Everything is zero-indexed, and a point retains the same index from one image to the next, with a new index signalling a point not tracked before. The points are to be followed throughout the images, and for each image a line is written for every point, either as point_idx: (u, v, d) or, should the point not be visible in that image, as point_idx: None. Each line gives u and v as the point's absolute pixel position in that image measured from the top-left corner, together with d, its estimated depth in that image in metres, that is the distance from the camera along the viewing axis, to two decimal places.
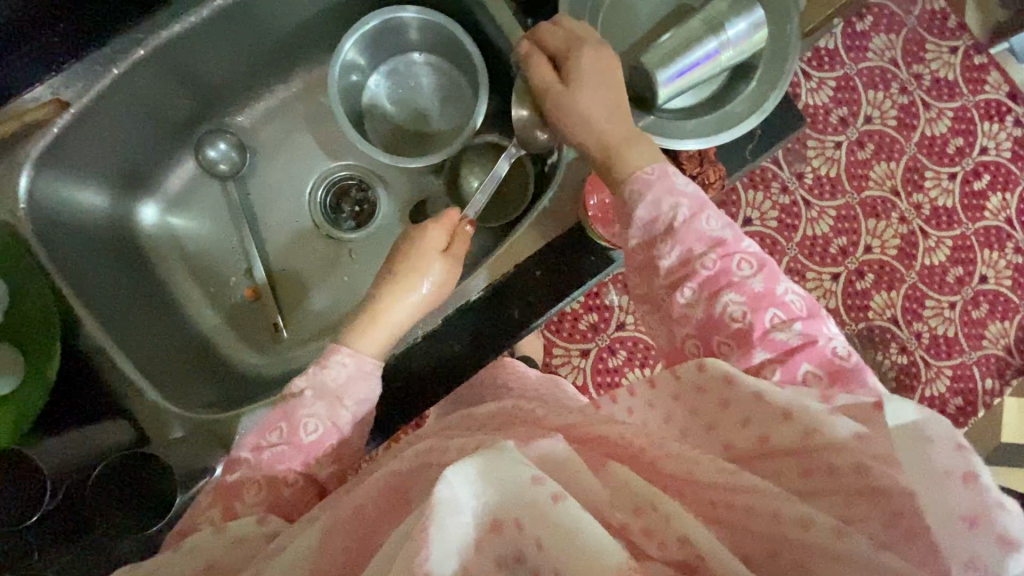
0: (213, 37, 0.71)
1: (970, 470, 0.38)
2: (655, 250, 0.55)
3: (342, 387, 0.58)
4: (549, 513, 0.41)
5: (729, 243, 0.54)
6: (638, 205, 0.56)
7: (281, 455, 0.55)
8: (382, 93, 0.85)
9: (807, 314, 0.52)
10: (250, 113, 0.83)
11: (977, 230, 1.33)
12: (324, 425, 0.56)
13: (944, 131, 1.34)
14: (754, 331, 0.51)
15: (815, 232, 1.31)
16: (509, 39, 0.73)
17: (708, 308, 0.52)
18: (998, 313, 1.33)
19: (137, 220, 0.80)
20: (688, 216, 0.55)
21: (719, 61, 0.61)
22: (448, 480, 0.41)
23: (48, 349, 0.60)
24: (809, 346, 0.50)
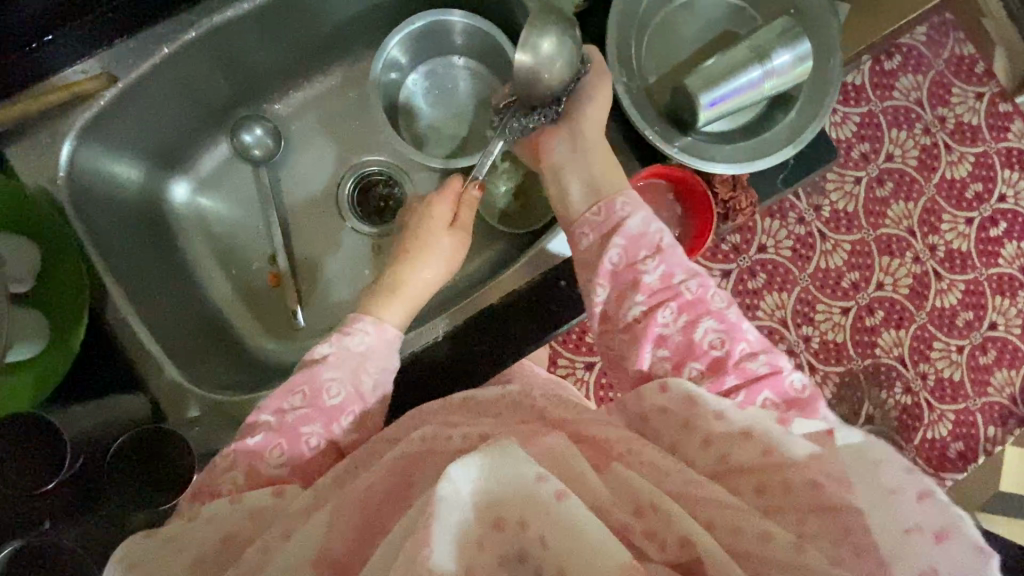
0: (263, 25, 0.72)
1: (923, 488, 0.42)
2: (639, 266, 0.57)
3: (366, 356, 0.60)
4: (555, 512, 0.41)
5: (705, 275, 0.58)
6: (630, 216, 0.59)
7: (304, 418, 0.56)
8: (419, 94, 0.86)
9: (769, 348, 0.55)
10: (289, 102, 0.84)
11: (990, 276, 1.34)
12: (348, 390, 0.58)
13: (964, 176, 1.34)
14: (728, 357, 0.53)
15: (829, 265, 1.31)
16: None
17: (686, 331, 0.54)
18: (1005, 361, 1.33)
19: (167, 197, 0.81)
20: (672, 241, 0.59)
21: (761, 89, 0.62)
22: (450, 477, 0.42)
23: (75, 320, 0.61)
24: (773, 376, 0.53)
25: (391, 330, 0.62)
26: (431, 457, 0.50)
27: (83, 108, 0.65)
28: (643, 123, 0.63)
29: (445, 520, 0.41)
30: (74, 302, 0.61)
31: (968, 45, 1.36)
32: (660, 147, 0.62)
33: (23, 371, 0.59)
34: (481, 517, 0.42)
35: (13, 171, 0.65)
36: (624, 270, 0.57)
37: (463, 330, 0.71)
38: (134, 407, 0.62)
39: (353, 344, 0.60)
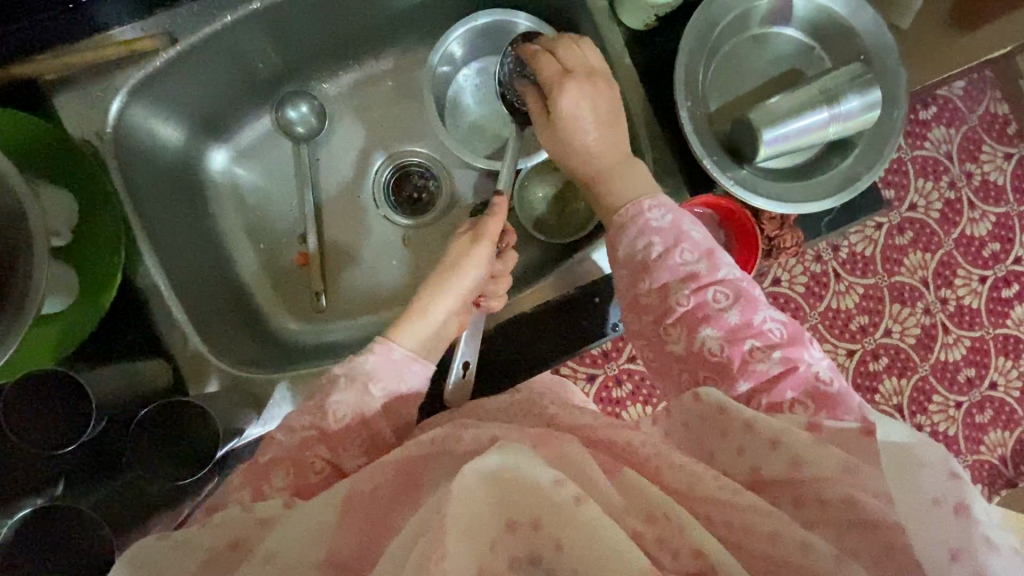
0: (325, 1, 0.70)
1: (961, 501, 0.43)
2: (636, 285, 0.57)
3: (378, 377, 0.57)
4: (573, 516, 0.40)
5: (703, 277, 0.55)
6: (619, 244, 0.59)
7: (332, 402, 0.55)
8: (466, 90, 0.85)
9: (784, 341, 0.52)
10: (338, 82, 0.83)
11: (996, 335, 1.34)
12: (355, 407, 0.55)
13: (984, 234, 1.35)
14: (733, 362, 0.52)
15: (839, 306, 1.31)
16: (612, 58, 0.70)
17: (689, 341, 0.54)
18: (1001, 422, 1.33)
19: (206, 163, 0.79)
20: (662, 251, 0.57)
21: (824, 132, 0.61)
22: (464, 475, 0.41)
23: (107, 280, 0.60)
24: (789, 373, 0.51)
25: (401, 351, 0.59)
26: (440, 458, 0.48)
27: (139, 67, 0.65)
28: (701, 151, 0.62)
29: (456, 516, 0.40)
30: (108, 261, 0.60)
31: (1003, 106, 1.36)
32: (718, 177, 0.61)
33: (50, 326, 0.58)
34: (497, 516, 0.41)
35: (59, 120, 0.64)
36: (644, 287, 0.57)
37: (493, 334, 0.71)
38: (157, 375, 0.62)
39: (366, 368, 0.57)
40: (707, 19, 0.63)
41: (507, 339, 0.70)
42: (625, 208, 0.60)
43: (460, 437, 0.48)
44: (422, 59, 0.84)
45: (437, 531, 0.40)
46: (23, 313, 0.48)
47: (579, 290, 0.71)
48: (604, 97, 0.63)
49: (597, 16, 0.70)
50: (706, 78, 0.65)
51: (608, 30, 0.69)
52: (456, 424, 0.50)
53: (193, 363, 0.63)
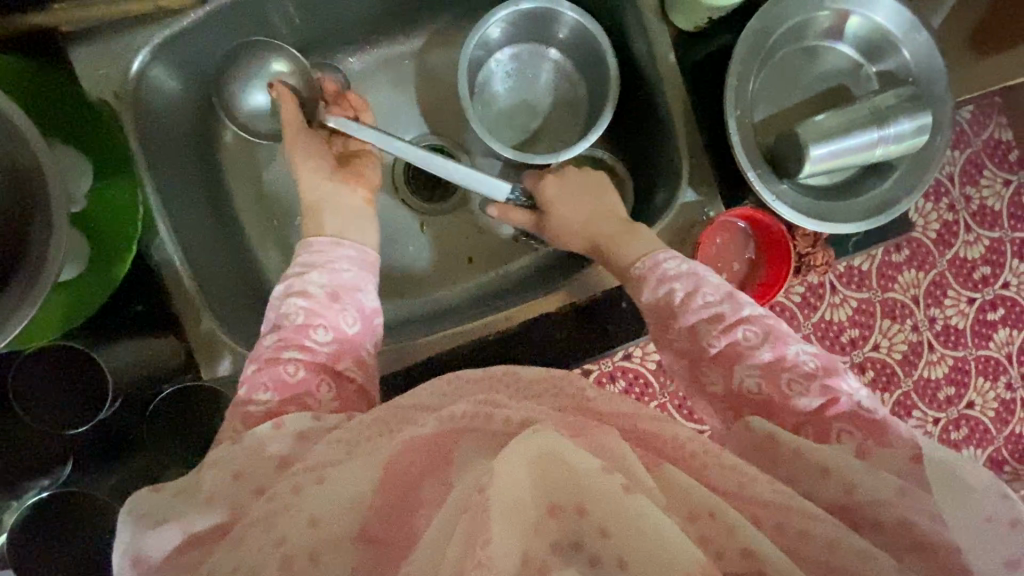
0: None
1: (1015, 516, 0.42)
2: (665, 330, 0.57)
3: (312, 266, 0.60)
4: (620, 504, 0.40)
5: (729, 316, 0.55)
6: (641, 293, 0.59)
7: (286, 341, 0.54)
8: (497, 76, 0.84)
9: (823, 371, 0.52)
10: (363, 58, 0.81)
11: (978, 356, 1.37)
12: (310, 361, 0.54)
13: (977, 257, 1.37)
14: (774, 397, 0.52)
15: (833, 318, 1.33)
16: (654, 56, 0.69)
17: (727, 380, 0.53)
18: (974, 440, 1.36)
19: (220, 129, 0.74)
20: (685, 296, 0.57)
21: (871, 153, 0.61)
22: (513, 450, 0.41)
23: (124, 250, 0.57)
24: (830, 405, 0.50)
25: (322, 240, 0.62)
26: (468, 435, 0.45)
27: (162, 25, 0.62)
28: (746, 162, 0.61)
29: (500, 497, 0.40)
30: (124, 229, 0.57)
31: (1006, 132, 1.38)
32: (760, 191, 0.60)
33: (65, 291, 0.55)
34: (536, 499, 0.41)
35: (76, 77, 0.62)
36: (671, 310, 0.57)
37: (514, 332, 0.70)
38: (170, 355, 0.60)
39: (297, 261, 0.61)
40: (763, 26, 0.62)
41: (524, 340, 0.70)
42: (640, 261, 0.61)
43: (491, 415, 0.46)
44: (451, 41, 0.83)
45: (480, 513, 0.40)
46: (46, 276, 0.45)
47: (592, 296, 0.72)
48: (567, 184, 0.69)
49: (641, 12, 0.69)
50: (754, 86, 0.64)
51: (655, 28, 0.69)
52: (486, 399, 0.47)
53: (207, 339, 0.61)
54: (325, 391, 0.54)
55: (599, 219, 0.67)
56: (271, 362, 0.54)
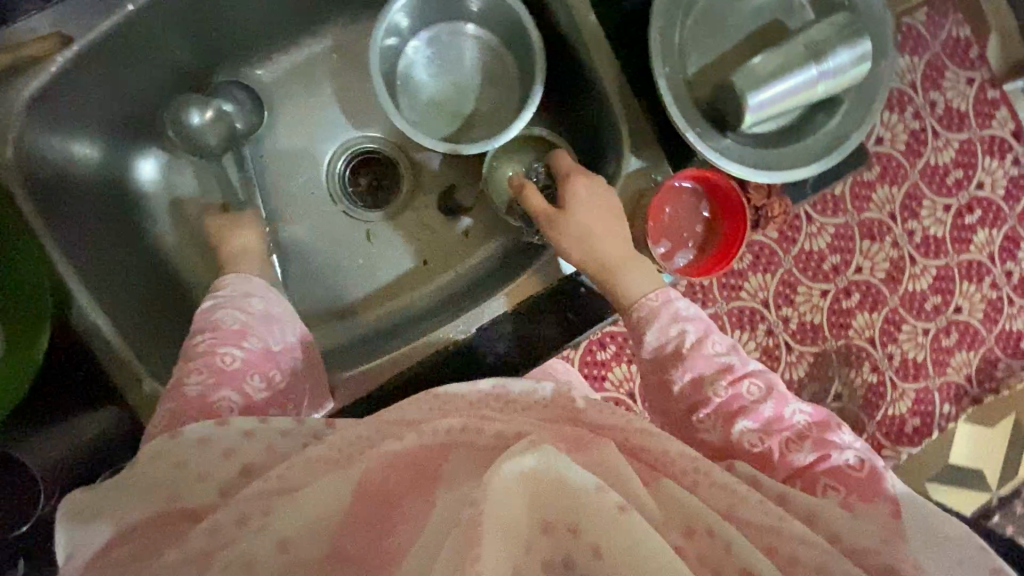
0: None
1: (992, 564, 0.45)
2: (667, 373, 0.56)
3: (255, 293, 0.61)
4: (613, 523, 0.41)
5: (736, 368, 0.56)
6: (647, 330, 0.57)
7: (214, 345, 0.55)
8: (419, 64, 0.78)
9: (812, 426, 0.53)
10: (271, 69, 0.77)
11: (960, 261, 1.35)
12: (246, 357, 0.56)
13: (948, 162, 1.34)
14: (772, 452, 0.52)
15: (812, 248, 1.30)
16: (575, 20, 0.65)
17: (725, 431, 0.53)
18: (966, 343, 1.36)
19: (132, 172, 0.71)
20: (695, 340, 0.57)
21: (813, 91, 0.57)
22: (507, 471, 0.42)
23: (38, 327, 0.53)
24: (823, 462, 0.51)
25: (258, 279, 0.63)
26: (460, 448, 0.47)
27: (32, 74, 0.56)
28: (682, 121, 0.57)
29: (491, 522, 0.40)
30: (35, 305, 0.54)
31: (964, 28, 1.34)
32: (701, 150, 0.57)
33: None
34: (533, 523, 0.43)
35: None
36: (669, 353, 0.56)
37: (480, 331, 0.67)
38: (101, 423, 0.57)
39: (231, 290, 0.61)
40: None
41: (495, 334, 0.67)
42: (654, 293, 0.59)
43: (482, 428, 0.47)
44: (363, 36, 0.78)
45: (472, 529, 0.40)
46: None
47: (558, 281, 0.67)
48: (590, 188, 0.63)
49: None
50: (682, 36, 0.60)
51: None
52: (476, 415, 0.48)
53: (140, 389, 0.57)
54: (257, 380, 0.56)
55: (612, 231, 0.61)
56: (208, 353, 0.55)
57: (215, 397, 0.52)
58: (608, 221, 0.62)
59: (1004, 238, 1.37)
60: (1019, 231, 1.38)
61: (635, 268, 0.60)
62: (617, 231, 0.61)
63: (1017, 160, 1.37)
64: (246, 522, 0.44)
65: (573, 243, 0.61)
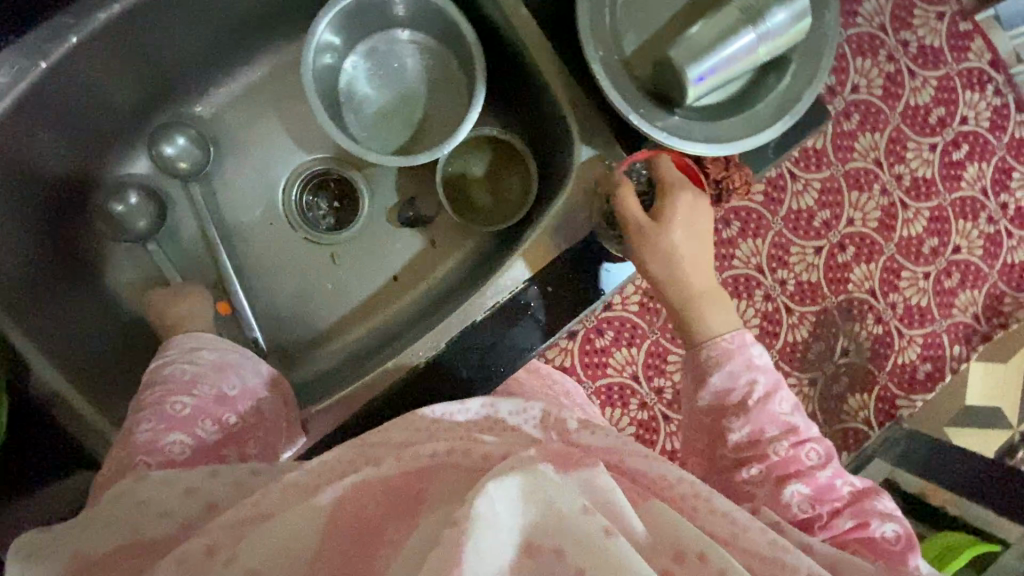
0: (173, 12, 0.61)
1: None
2: (726, 421, 0.59)
3: (204, 345, 0.62)
4: (597, 548, 0.40)
5: (801, 432, 0.59)
6: (715, 372, 0.60)
7: (167, 394, 0.57)
8: (361, 78, 0.77)
9: (857, 497, 0.57)
10: (210, 102, 0.76)
11: (954, 200, 1.30)
12: (197, 404, 0.57)
13: (928, 101, 1.28)
14: (818, 515, 0.55)
15: (800, 206, 1.24)
16: (506, 14, 0.63)
17: (775, 491, 0.56)
18: (969, 282, 1.31)
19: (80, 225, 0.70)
20: (762, 395, 0.59)
21: (755, 56, 0.55)
22: (488, 495, 0.40)
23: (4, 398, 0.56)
24: (861, 530, 0.55)
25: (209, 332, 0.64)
26: (447, 470, 0.47)
27: None
28: (625, 105, 0.55)
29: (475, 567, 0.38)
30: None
31: None
32: (648, 132, 0.55)
33: None
34: (512, 547, 0.41)
35: None
36: (732, 403, 0.59)
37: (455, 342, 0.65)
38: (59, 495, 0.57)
39: (178, 348, 0.62)
40: None
41: (466, 347, 0.64)
42: (729, 335, 0.61)
43: (470, 449, 0.48)
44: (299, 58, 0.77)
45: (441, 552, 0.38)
46: None
47: (523, 284, 0.64)
48: (695, 211, 0.61)
49: None
50: (615, 16, 0.57)
51: None
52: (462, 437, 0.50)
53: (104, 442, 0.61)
54: (208, 427, 0.56)
55: (693, 260, 0.62)
56: (160, 402, 0.56)
57: (166, 442, 0.53)
58: (695, 249, 0.62)
59: (996, 170, 1.32)
60: (1010, 162, 1.33)
61: (713, 303, 0.62)
62: (702, 264, 0.62)
63: (999, 90, 1.32)
64: (217, 559, 0.41)
65: (661, 266, 0.61)
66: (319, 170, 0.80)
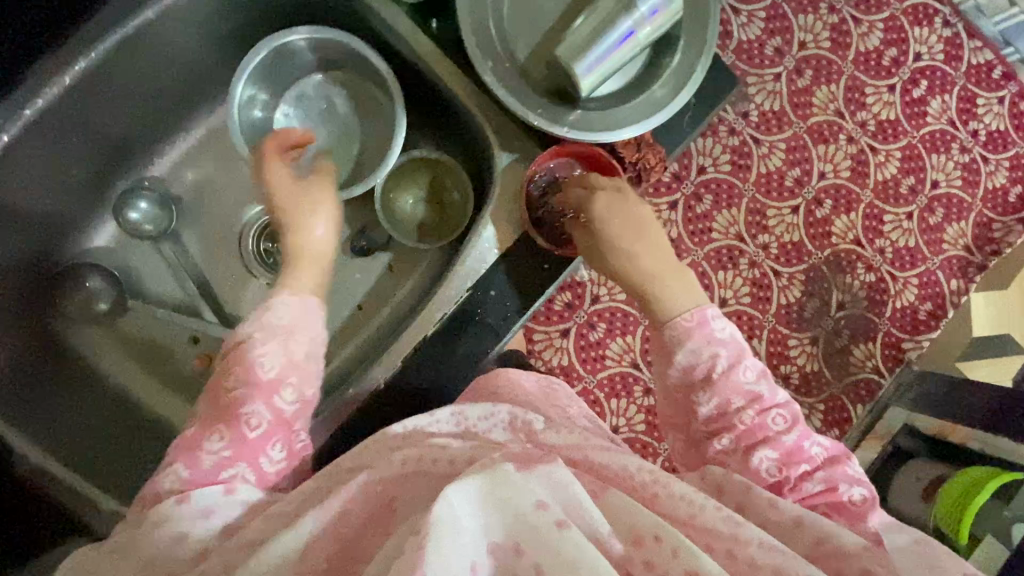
0: (103, 86, 0.66)
1: None
2: (694, 397, 0.57)
3: (290, 328, 0.55)
4: (554, 544, 0.41)
5: (765, 399, 0.56)
6: (678, 352, 0.57)
7: (241, 400, 0.52)
8: (294, 123, 0.80)
9: (829, 460, 0.54)
10: (164, 165, 0.80)
11: (923, 136, 1.27)
12: (272, 418, 0.52)
13: (879, 44, 1.27)
14: (786, 481, 0.53)
15: (769, 168, 1.23)
16: (414, 48, 0.67)
17: (744, 461, 0.54)
18: (954, 215, 1.28)
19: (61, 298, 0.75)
20: (726, 366, 0.56)
21: (638, 40, 0.57)
22: (447, 498, 0.41)
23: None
24: (830, 492, 0.52)
25: (309, 303, 0.58)
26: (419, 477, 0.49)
27: None
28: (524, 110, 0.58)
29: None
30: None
31: None
32: (551, 130, 0.58)
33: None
34: (480, 546, 0.42)
35: None
36: (696, 376, 0.57)
37: (416, 362, 0.67)
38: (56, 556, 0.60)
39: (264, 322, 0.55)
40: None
41: (427, 365, 0.67)
42: (688, 313, 0.58)
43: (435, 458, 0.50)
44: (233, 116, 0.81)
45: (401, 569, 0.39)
46: None
47: (468, 292, 0.67)
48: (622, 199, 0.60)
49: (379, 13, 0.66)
50: (503, 30, 0.61)
51: (397, 23, 0.66)
52: (422, 450, 0.51)
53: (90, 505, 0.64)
54: (277, 450, 0.53)
55: (642, 244, 0.60)
56: (229, 410, 0.52)
57: (225, 474, 0.50)
58: (641, 233, 0.60)
59: (959, 100, 1.28)
60: (972, 89, 1.28)
61: (673, 281, 0.59)
62: (654, 244, 0.60)
63: (948, 21, 1.28)
64: None
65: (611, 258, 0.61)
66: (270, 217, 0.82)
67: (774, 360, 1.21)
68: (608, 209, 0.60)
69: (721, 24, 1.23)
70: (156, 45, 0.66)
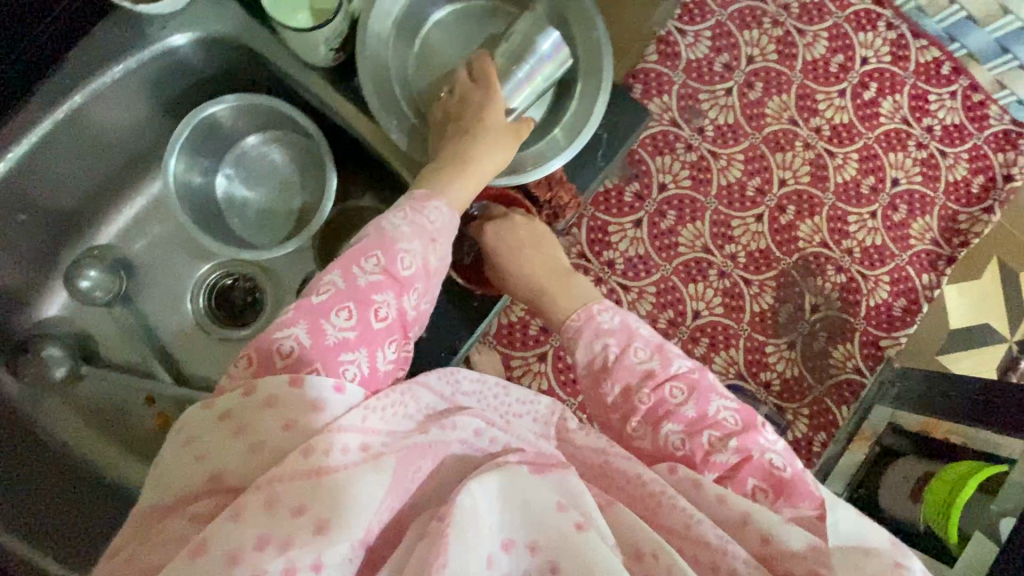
0: (46, 160, 0.69)
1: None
2: (600, 385, 0.59)
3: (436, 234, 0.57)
4: (573, 542, 0.43)
5: (659, 373, 0.57)
6: (576, 351, 0.62)
7: (377, 284, 0.52)
8: (237, 184, 0.84)
9: (742, 427, 0.54)
10: (112, 232, 0.83)
11: (878, 136, 1.30)
12: (394, 319, 0.52)
13: (824, 52, 1.31)
14: (696, 454, 0.54)
15: (730, 180, 1.26)
16: (338, 109, 0.70)
17: (654, 436, 0.56)
18: (919, 210, 1.29)
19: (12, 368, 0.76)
20: (619, 352, 0.59)
21: (532, 87, 0.67)
22: (471, 491, 0.44)
23: None
24: (746, 462, 0.53)
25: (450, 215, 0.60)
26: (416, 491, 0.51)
27: None
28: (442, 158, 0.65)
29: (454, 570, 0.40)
30: None
31: None
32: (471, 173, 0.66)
33: None
34: (494, 537, 0.44)
35: None
36: (599, 365, 0.60)
37: None
38: None
39: (420, 217, 0.57)
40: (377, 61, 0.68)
41: None
42: (574, 312, 0.65)
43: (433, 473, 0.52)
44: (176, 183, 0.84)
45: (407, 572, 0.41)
46: None
47: None
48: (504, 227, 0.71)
49: (306, 78, 0.70)
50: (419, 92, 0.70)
51: (319, 88, 0.70)
52: None
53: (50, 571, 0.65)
54: (391, 350, 0.52)
55: (530, 258, 0.71)
56: (369, 296, 0.51)
57: (344, 363, 0.48)
58: (526, 251, 0.71)
59: (910, 98, 1.31)
60: (922, 87, 1.31)
61: (560, 284, 0.68)
62: (540, 256, 0.71)
63: (891, 23, 1.32)
64: None
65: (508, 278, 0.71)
66: (219, 276, 0.86)
67: (753, 368, 1.21)
68: (497, 239, 0.71)
69: (669, 47, 1.27)
70: (95, 121, 0.70)
